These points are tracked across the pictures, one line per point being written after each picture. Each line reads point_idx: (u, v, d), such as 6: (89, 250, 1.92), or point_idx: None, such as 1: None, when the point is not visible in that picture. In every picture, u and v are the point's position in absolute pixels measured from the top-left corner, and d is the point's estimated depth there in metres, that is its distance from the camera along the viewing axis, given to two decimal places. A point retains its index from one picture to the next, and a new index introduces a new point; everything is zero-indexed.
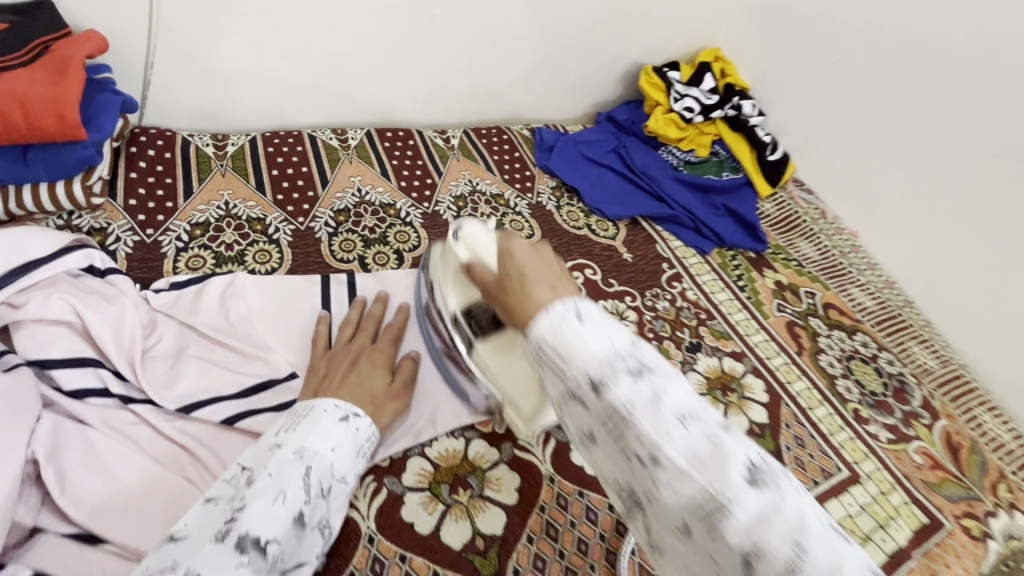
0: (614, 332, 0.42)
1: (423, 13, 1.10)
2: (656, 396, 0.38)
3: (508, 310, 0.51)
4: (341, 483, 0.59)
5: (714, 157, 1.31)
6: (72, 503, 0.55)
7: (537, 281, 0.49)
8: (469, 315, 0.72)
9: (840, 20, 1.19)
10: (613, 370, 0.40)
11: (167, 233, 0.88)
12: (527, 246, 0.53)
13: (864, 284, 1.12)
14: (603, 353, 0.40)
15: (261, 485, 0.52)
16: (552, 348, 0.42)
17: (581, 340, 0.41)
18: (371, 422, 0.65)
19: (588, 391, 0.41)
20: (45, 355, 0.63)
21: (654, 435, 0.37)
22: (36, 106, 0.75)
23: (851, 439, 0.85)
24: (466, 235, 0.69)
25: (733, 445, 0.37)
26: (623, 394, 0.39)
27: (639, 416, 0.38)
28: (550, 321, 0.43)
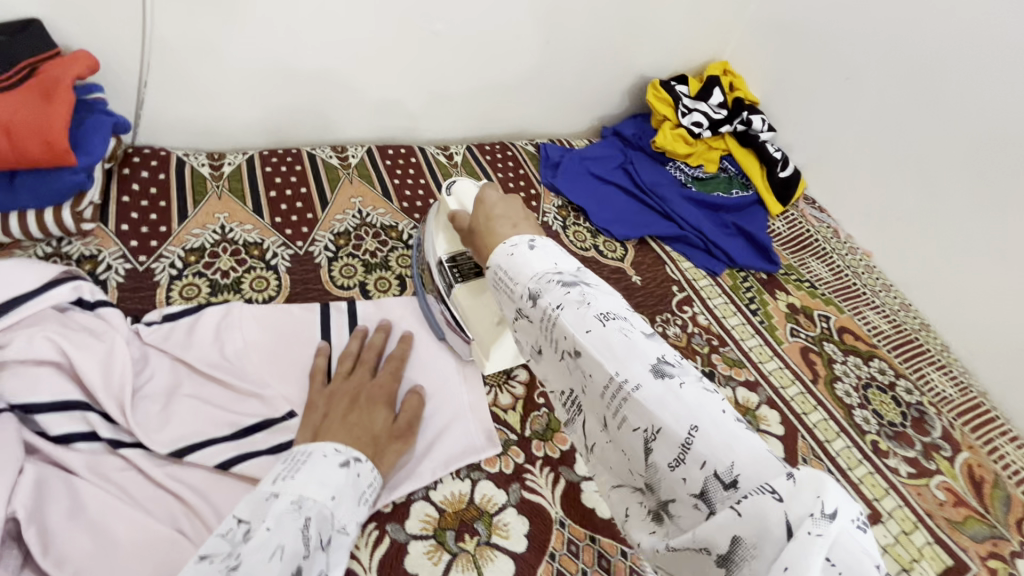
0: (559, 259, 0.50)
1: (426, 29, 1.07)
2: (583, 300, 0.46)
3: (476, 244, 0.60)
4: (341, 535, 0.55)
5: (723, 173, 1.28)
6: (55, 564, 0.51)
7: (502, 220, 0.58)
8: (454, 262, 0.77)
9: (852, 35, 1.16)
10: (547, 283, 0.48)
11: (160, 260, 0.84)
12: (498, 195, 0.63)
13: (879, 306, 1.09)
14: (543, 271, 0.49)
15: (260, 538, 0.48)
16: (505, 268, 0.51)
17: (527, 262, 0.50)
18: (372, 467, 0.62)
19: (529, 303, 0.49)
20: (30, 399, 0.60)
21: (575, 332, 0.45)
22: (22, 134, 0.72)
23: (871, 474, 0.82)
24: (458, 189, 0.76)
25: (645, 345, 0.43)
26: (554, 300, 0.46)
27: (565, 317, 0.45)
28: (505, 250, 0.52)
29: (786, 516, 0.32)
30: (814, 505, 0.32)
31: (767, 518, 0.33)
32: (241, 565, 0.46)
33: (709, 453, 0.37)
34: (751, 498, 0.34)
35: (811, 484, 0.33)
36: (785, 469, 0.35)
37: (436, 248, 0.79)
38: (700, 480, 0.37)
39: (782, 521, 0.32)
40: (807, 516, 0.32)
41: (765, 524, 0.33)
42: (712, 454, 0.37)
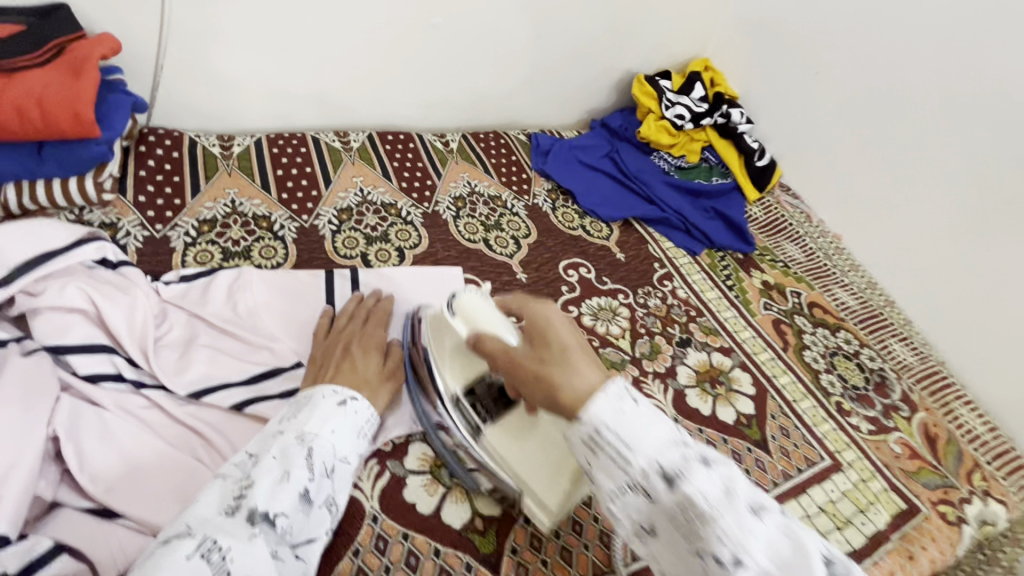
0: (665, 423, 0.48)
1: (425, 22, 1.14)
2: (729, 491, 0.44)
3: (546, 389, 0.53)
4: (344, 463, 0.62)
5: (704, 163, 1.36)
6: (89, 479, 0.57)
7: (583, 364, 0.52)
8: (472, 396, 0.68)
9: (823, 33, 1.24)
10: (685, 462, 0.45)
11: (176, 228, 0.90)
12: (564, 320, 0.58)
13: (848, 284, 1.16)
14: (668, 447, 0.46)
15: (265, 466, 0.55)
16: (621, 438, 0.46)
17: (645, 432, 0.46)
18: (368, 405, 0.68)
19: (659, 484, 0.45)
20: (60, 340, 0.66)
21: (737, 533, 0.42)
22: (52, 104, 0.78)
23: (834, 430, 0.89)
24: (466, 306, 0.65)
25: (803, 535, 0.42)
26: (698, 485, 0.44)
27: (720, 512, 0.43)
28: (610, 403, 0.48)
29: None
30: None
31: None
32: (251, 489, 0.53)
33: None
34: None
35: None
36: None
37: (448, 382, 0.69)
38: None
39: None
40: None
41: None
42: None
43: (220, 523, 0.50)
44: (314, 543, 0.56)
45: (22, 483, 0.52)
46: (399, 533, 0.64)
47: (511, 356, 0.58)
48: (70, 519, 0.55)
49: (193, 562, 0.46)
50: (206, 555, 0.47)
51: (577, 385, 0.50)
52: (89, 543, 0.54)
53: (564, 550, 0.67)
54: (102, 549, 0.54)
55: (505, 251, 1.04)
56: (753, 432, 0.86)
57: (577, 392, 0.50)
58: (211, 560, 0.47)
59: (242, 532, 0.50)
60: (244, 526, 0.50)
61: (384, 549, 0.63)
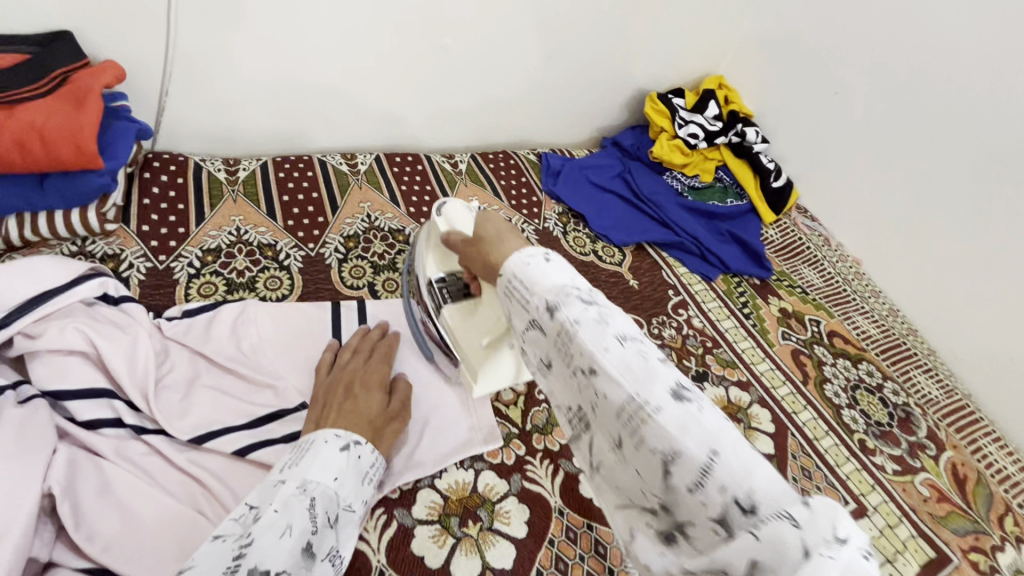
0: (573, 274, 0.52)
1: (434, 43, 1.12)
2: (603, 322, 0.47)
3: (482, 257, 0.61)
4: (347, 512, 0.60)
5: (718, 183, 1.33)
6: (86, 537, 0.55)
7: (510, 235, 0.61)
8: (444, 282, 0.75)
9: (842, 52, 1.21)
10: (567, 297, 0.49)
11: (179, 259, 0.89)
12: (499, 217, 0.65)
13: (868, 311, 1.13)
14: (561, 284, 0.51)
15: (267, 519, 0.53)
16: (519, 279, 0.53)
17: (544, 275, 0.52)
18: (372, 449, 0.65)
19: (545, 316, 0.50)
20: (59, 385, 0.64)
21: (593, 350, 0.46)
22: (54, 136, 0.76)
23: (858, 471, 0.85)
24: (449, 211, 0.75)
25: (666, 369, 0.44)
26: (572, 314, 0.48)
27: (583, 335, 0.47)
28: (521, 261, 0.54)
29: (806, 545, 0.33)
30: (827, 530, 0.34)
31: (784, 542, 0.34)
32: (252, 546, 0.50)
33: (728, 479, 0.37)
34: (774, 528, 0.34)
35: (828, 515, 0.34)
36: (800, 498, 0.36)
37: (425, 267, 0.77)
38: (718, 505, 0.38)
39: (797, 547, 0.33)
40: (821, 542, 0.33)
41: (784, 550, 0.34)
42: (733, 480, 0.37)
43: None
44: None
45: (15, 547, 0.50)
46: None
47: (460, 238, 0.68)
48: None
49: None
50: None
51: (502, 249, 0.58)
52: None
53: None
54: None
55: None
56: None
57: (498, 254, 0.58)
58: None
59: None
60: None
61: None
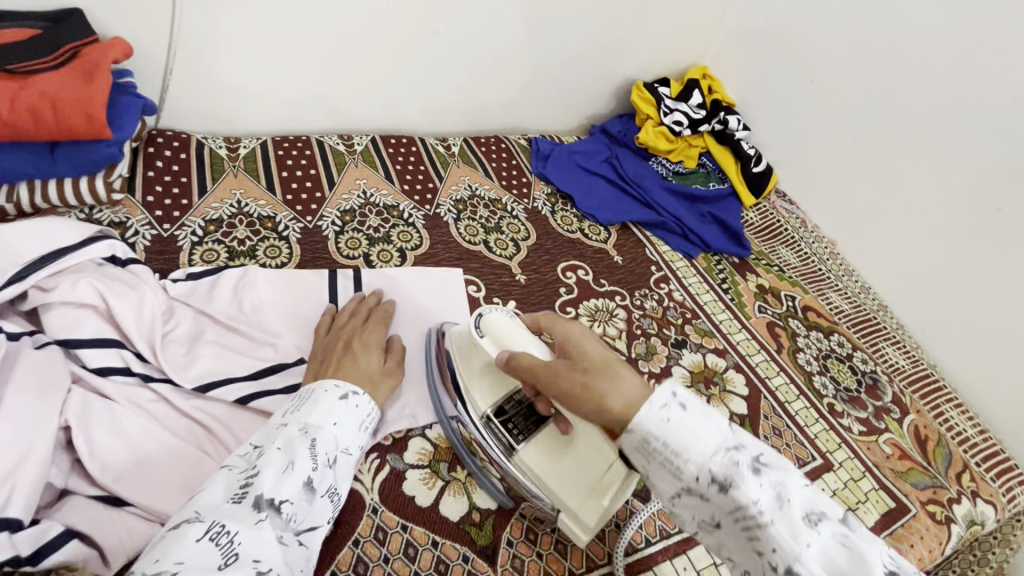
0: (711, 422, 0.52)
1: (428, 29, 1.17)
2: (782, 499, 0.48)
3: (593, 398, 0.57)
4: (346, 454, 0.63)
5: (701, 169, 1.38)
6: (99, 468, 0.59)
7: (617, 367, 0.59)
8: (503, 416, 0.71)
9: (819, 43, 1.27)
10: (735, 467, 0.49)
11: (183, 228, 0.92)
12: (589, 339, 0.63)
13: (841, 288, 1.18)
14: (721, 449, 0.50)
15: (270, 456, 0.57)
16: (668, 443, 0.51)
17: (695, 436, 0.50)
18: (370, 400, 0.69)
19: (711, 488, 0.49)
20: (71, 334, 0.68)
21: (793, 543, 0.46)
22: (66, 106, 0.80)
23: (826, 430, 0.90)
24: (493, 326, 0.70)
25: (864, 548, 0.45)
26: (751, 493, 0.48)
27: (772, 522, 0.47)
28: (656, 413, 0.52)
29: None
30: None
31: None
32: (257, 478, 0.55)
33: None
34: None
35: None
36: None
37: (479, 401, 0.71)
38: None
39: None
40: None
41: None
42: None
43: (227, 509, 0.51)
44: (315, 531, 0.57)
45: (35, 470, 0.54)
46: (398, 525, 0.66)
47: (536, 363, 0.63)
48: (81, 506, 0.57)
49: (202, 544, 0.47)
50: (215, 538, 0.48)
51: (624, 393, 0.56)
52: (95, 528, 0.56)
53: (559, 543, 0.69)
54: (109, 534, 0.56)
55: (505, 252, 1.06)
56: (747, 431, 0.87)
57: (620, 397, 0.55)
58: (219, 543, 0.48)
59: (248, 518, 0.51)
60: (250, 511, 0.52)
61: (383, 539, 0.64)
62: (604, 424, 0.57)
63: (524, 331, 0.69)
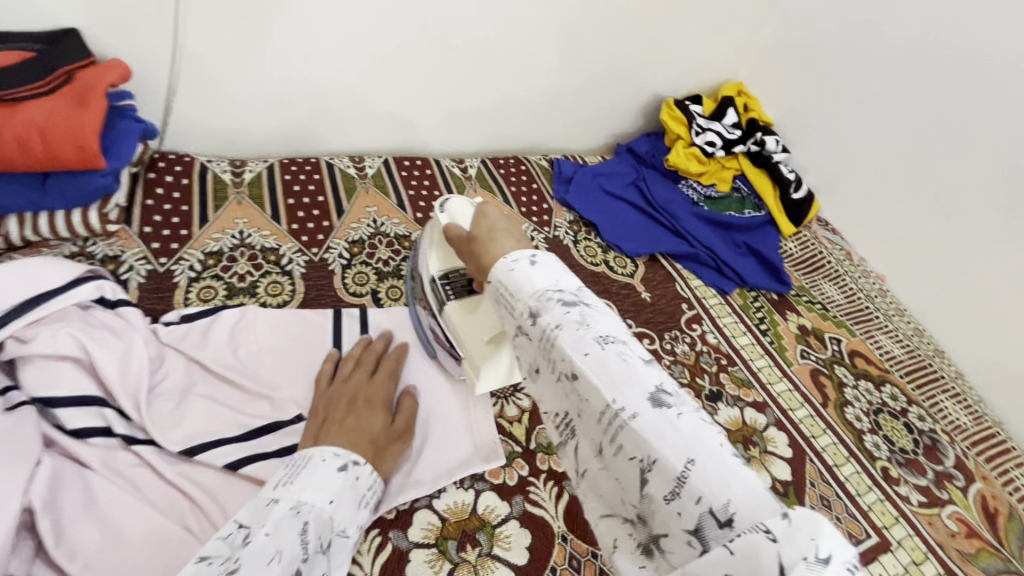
0: (561, 276, 0.49)
1: (445, 45, 1.10)
2: (583, 323, 0.45)
3: (473, 257, 0.58)
4: (341, 538, 0.55)
5: (735, 193, 1.29)
6: (66, 556, 0.52)
7: (503, 234, 0.56)
8: (446, 279, 0.74)
9: (867, 60, 1.17)
10: (547, 301, 0.46)
11: (180, 262, 0.87)
12: (502, 214, 0.60)
13: (892, 330, 1.08)
14: (543, 287, 0.47)
15: (257, 543, 0.48)
16: (505, 285, 0.50)
17: (526, 277, 0.49)
18: (371, 471, 0.61)
19: (527, 321, 0.48)
20: (49, 392, 0.62)
21: (573, 354, 0.43)
22: (56, 135, 0.75)
23: (880, 501, 0.81)
24: (451, 208, 0.71)
25: (646, 371, 0.42)
26: (553, 318, 0.45)
27: (563, 337, 0.44)
28: (505, 266, 0.51)
29: (777, 556, 0.31)
30: (810, 549, 0.31)
31: (762, 558, 0.32)
32: (239, 570, 0.45)
33: (706, 489, 0.36)
34: (748, 539, 0.33)
35: (808, 525, 0.32)
36: (782, 511, 0.34)
37: (429, 263, 0.75)
38: (694, 517, 0.36)
39: (774, 561, 0.31)
40: (801, 560, 0.31)
41: (759, 566, 0.32)
42: (710, 490, 0.36)
43: None
44: None
45: None
46: None
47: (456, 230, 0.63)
48: None
49: None
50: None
51: (493, 250, 0.54)
52: None
53: None
54: None
55: None
56: (791, 502, 0.78)
57: (489, 257, 0.54)
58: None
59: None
60: None
61: None
62: (481, 279, 0.58)
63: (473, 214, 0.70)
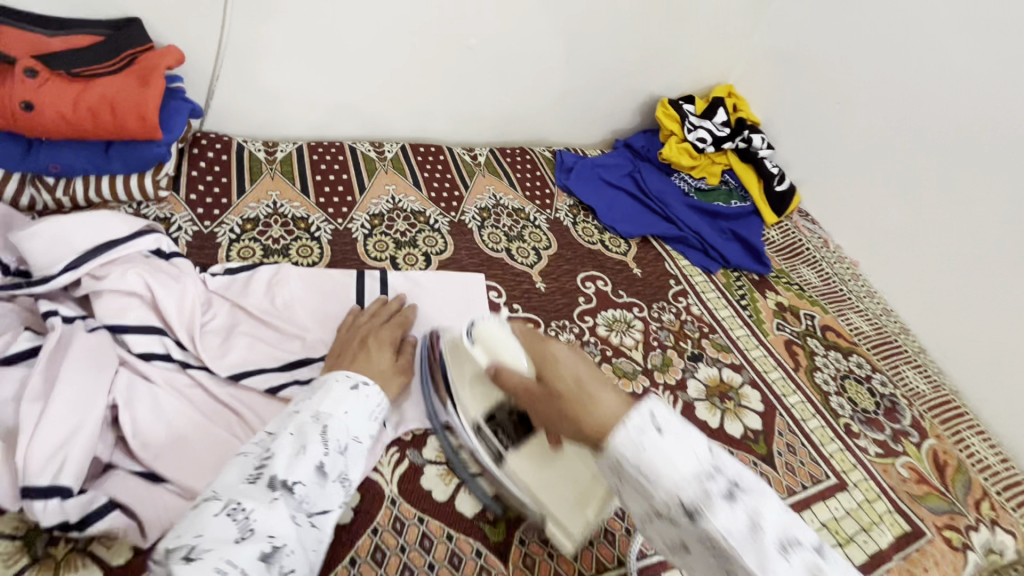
0: (693, 444, 0.48)
1: (461, 43, 1.21)
2: (754, 524, 0.45)
3: (568, 417, 0.56)
4: (357, 443, 0.64)
5: (723, 185, 1.39)
6: (140, 445, 0.63)
7: (595, 386, 0.56)
8: (493, 421, 0.71)
9: (845, 66, 1.28)
10: (707, 493, 0.46)
11: (222, 225, 0.97)
12: (567, 350, 0.62)
13: (862, 309, 1.18)
14: (695, 476, 0.47)
15: (282, 440, 0.59)
16: (640, 465, 0.48)
17: (668, 461, 0.47)
18: (380, 391, 0.71)
19: (681, 515, 0.47)
20: (118, 320, 0.72)
21: (759, 569, 0.43)
22: (122, 108, 0.86)
23: (841, 450, 0.90)
24: (483, 336, 0.68)
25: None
26: (721, 522, 0.45)
27: (743, 549, 0.44)
28: (632, 441, 0.48)
29: None
30: None
31: None
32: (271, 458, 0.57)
33: None
34: None
35: None
36: None
37: (468, 409, 0.72)
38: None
39: None
40: None
41: None
42: None
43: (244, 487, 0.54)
44: (327, 515, 0.58)
45: (83, 445, 0.58)
46: (414, 517, 0.68)
47: (522, 383, 0.63)
48: (122, 480, 0.60)
49: (221, 519, 0.51)
50: (232, 514, 0.51)
51: (600, 411, 0.53)
52: (137, 501, 0.59)
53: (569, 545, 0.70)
54: (148, 507, 0.59)
55: (526, 260, 1.08)
56: (760, 447, 0.88)
57: (600, 417, 0.52)
58: (235, 519, 0.51)
59: (263, 496, 0.54)
60: (266, 490, 0.54)
61: (400, 531, 0.67)
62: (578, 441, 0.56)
63: (507, 334, 0.68)
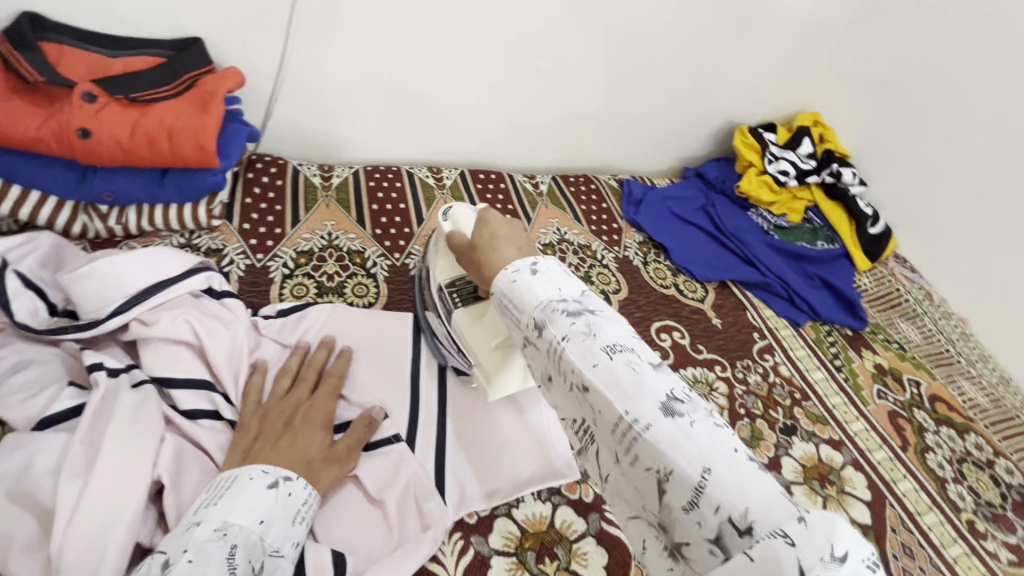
0: (564, 284, 0.49)
1: (530, 66, 1.13)
2: (591, 334, 0.44)
3: (475, 266, 0.58)
4: (276, 558, 0.52)
5: (807, 224, 1.26)
6: None
7: (504, 242, 0.56)
8: (453, 288, 0.72)
9: (957, 98, 1.14)
10: (553, 311, 0.46)
11: (275, 258, 0.91)
12: (502, 217, 0.60)
13: (975, 375, 1.03)
14: (547, 298, 0.47)
15: (177, 572, 0.46)
16: (508, 297, 0.50)
17: (530, 288, 0.49)
18: (306, 485, 0.58)
19: (534, 332, 0.47)
20: (168, 373, 0.66)
21: (581, 365, 0.43)
22: (181, 136, 0.82)
23: (967, 555, 0.78)
24: (455, 214, 0.71)
25: (656, 380, 0.41)
26: (559, 331, 0.45)
27: (571, 350, 0.43)
28: (507, 276, 0.51)
29: (798, 561, 0.32)
30: (825, 549, 0.32)
31: (782, 564, 0.32)
32: None
33: (723, 496, 0.35)
34: (767, 546, 0.33)
35: (821, 527, 0.33)
36: (796, 512, 0.34)
37: (436, 273, 0.74)
38: (714, 526, 0.35)
39: (796, 568, 0.32)
40: (817, 559, 0.32)
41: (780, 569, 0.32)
42: (726, 497, 0.35)
43: None
44: None
45: (124, 532, 0.51)
46: None
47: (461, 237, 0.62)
48: None
49: None
50: None
51: (493, 261, 0.54)
52: None
53: None
54: None
55: None
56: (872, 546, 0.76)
57: (490, 267, 0.54)
58: None
59: None
60: None
61: None
62: (484, 288, 0.58)
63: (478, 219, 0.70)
